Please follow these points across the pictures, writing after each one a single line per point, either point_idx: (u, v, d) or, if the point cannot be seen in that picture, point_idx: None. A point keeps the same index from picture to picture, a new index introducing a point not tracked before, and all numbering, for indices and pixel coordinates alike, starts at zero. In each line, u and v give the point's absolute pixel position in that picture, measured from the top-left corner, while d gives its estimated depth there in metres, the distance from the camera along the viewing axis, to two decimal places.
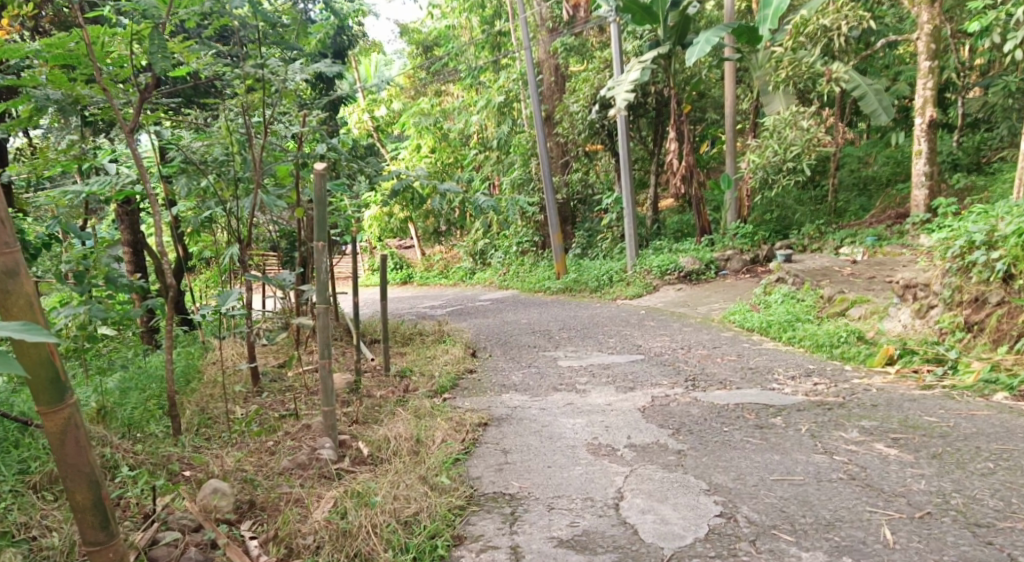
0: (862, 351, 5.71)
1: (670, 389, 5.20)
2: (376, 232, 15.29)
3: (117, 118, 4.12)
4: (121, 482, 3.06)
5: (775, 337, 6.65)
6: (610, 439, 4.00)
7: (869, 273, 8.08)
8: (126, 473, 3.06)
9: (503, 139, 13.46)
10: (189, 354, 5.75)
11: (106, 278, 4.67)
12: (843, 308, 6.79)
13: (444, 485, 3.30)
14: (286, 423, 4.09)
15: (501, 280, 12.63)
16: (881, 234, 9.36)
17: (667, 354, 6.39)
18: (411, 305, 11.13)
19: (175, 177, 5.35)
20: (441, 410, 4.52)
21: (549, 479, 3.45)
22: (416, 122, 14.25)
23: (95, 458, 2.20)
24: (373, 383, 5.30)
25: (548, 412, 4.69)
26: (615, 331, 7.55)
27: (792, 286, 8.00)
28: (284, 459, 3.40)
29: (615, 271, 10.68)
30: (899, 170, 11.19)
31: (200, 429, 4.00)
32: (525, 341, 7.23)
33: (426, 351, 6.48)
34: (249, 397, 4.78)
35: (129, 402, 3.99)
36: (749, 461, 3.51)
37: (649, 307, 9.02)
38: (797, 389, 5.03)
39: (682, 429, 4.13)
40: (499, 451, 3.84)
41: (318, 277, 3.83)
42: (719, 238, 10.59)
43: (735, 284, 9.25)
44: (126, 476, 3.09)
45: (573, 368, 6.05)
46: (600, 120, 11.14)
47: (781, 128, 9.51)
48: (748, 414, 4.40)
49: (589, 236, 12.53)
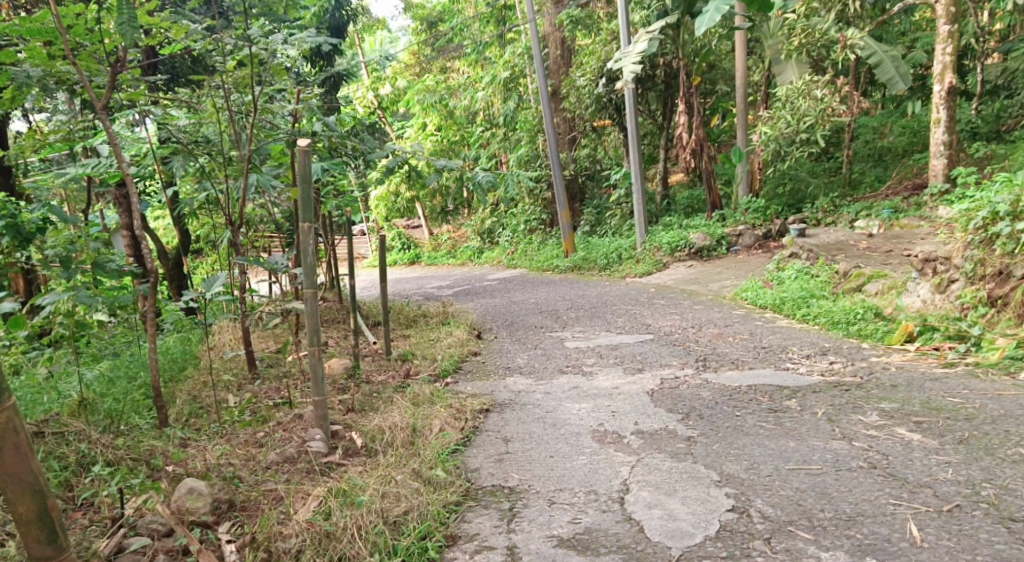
0: (879, 328, 5.49)
1: (680, 371, 5.01)
2: (383, 211, 15.22)
3: (90, 96, 3.92)
4: (95, 481, 2.93)
5: (789, 315, 6.44)
6: (617, 426, 3.82)
7: (887, 247, 7.82)
8: (98, 471, 2.94)
9: (509, 116, 13.15)
10: (185, 340, 5.60)
11: (93, 263, 4.50)
12: (859, 284, 6.54)
13: (439, 480, 3.14)
14: (279, 412, 3.94)
15: (510, 260, 12.42)
16: (898, 206, 9.08)
17: (677, 333, 6.19)
18: (418, 285, 10.98)
19: (169, 158, 5.18)
20: (441, 396, 4.34)
21: (551, 470, 3.28)
22: (421, 99, 14.06)
23: (37, 466, 2.10)
24: (372, 368, 5.14)
25: (553, 396, 4.51)
26: (623, 310, 7.35)
27: (807, 261, 7.75)
28: (271, 452, 3.24)
29: (624, 248, 10.44)
30: (916, 140, 10.85)
31: (190, 420, 3.87)
32: (531, 321, 7.03)
33: (429, 333, 6.29)
34: (243, 384, 4.61)
35: (114, 393, 3.84)
36: (764, 448, 3.32)
37: (658, 285, 8.80)
38: (812, 369, 4.83)
39: (692, 414, 3.94)
40: (500, 439, 3.67)
41: (304, 259, 3.64)
42: (730, 213, 10.34)
43: (747, 260, 9.01)
44: (100, 474, 2.96)
45: (579, 349, 5.87)
46: (607, 94, 10.90)
47: (793, 98, 9.22)
48: (761, 397, 4.20)
49: (598, 212, 12.20)
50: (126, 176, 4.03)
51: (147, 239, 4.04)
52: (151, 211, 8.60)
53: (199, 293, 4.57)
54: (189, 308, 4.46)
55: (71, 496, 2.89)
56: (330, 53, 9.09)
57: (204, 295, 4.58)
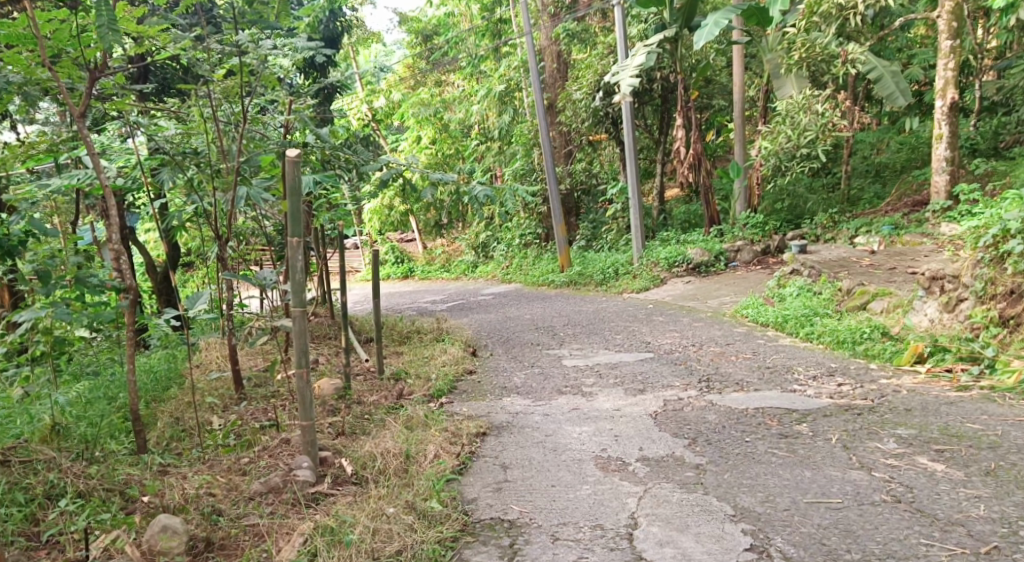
0: (887, 348, 5.34)
1: (683, 392, 4.82)
2: (376, 225, 15.14)
3: (65, 101, 3.73)
4: (61, 515, 2.74)
5: (792, 334, 6.27)
6: (621, 451, 3.64)
7: (890, 264, 7.69)
8: (66, 504, 2.76)
9: (504, 129, 13.00)
10: (170, 357, 5.40)
11: (74, 278, 4.31)
12: (863, 302, 6.38)
13: (435, 513, 2.95)
14: (265, 436, 3.75)
15: (504, 274, 12.23)
16: (898, 223, 8.96)
17: (678, 351, 6.01)
18: (412, 300, 10.81)
19: (157, 170, 5.01)
20: (436, 418, 4.15)
21: (553, 501, 3.09)
22: (416, 113, 13.93)
23: None
24: (364, 388, 4.94)
25: (552, 419, 4.32)
26: (621, 326, 7.18)
27: (808, 278, 7.60)
28: (255, 482, 3.04)
29: (620, 263, 10.29)
30: (915, 156, 10.73)
31: (170, 444, 3.69)
32: (527, 338, 6.85)
33: (424, 350, 6.11)
34: (229, 405, 4.41)
35: (93, 416, 3.66)
36: (779, 479, 3.14)
37: (656, 301, 8.63)
38: (820, 391, 4.66)
39: (699, 439, 3.76)
40: (498, 466, 3.48)
41: (293, 276, 3.45)
42: (728, 228, 10.19)
43: (747, 276, 8.85)
44: (67, 507, 2.77)
45: (578, 368, 5.68)
46: (604, 108, 10.77)
47: (793, 112, 9.08)
48: (770, 421, 4.03)
49: (594, 227, 12.04)
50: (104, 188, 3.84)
51: (124, 252, 3.87)
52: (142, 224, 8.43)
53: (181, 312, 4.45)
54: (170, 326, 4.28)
55: (36, 531, 2.71)
56: (324, 63, 8.92)
57: (188, 314, 4.46)
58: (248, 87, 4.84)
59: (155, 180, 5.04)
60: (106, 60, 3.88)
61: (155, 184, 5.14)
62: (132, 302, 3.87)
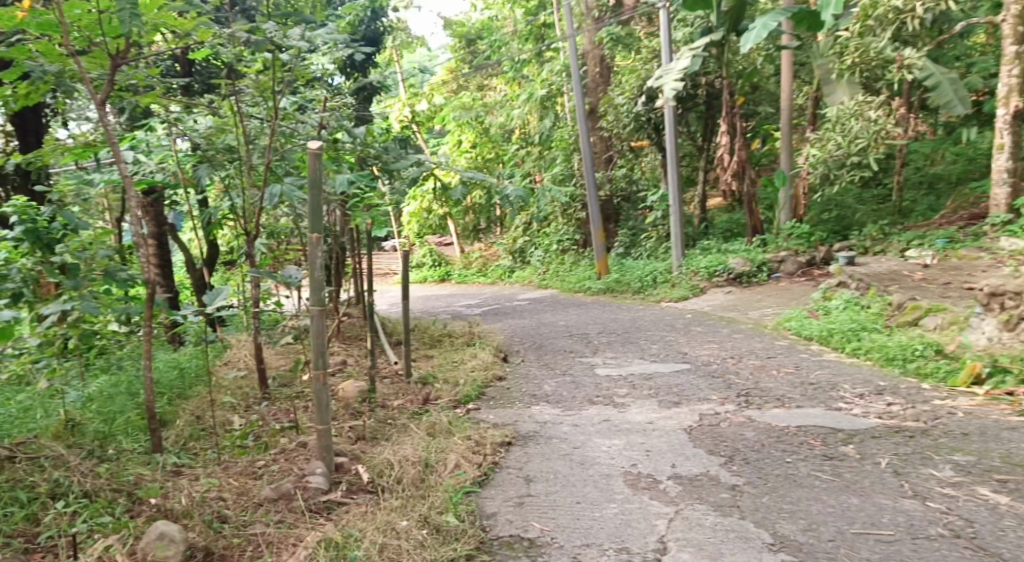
0: (941, 367, 5.06)
1: (720, 407, 4.59)
2: (415, 228, 15.21)
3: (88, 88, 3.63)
4: (59, 519, 2.64)
5: (838, 349, 5.98)
6: (652, 468, 3.44)
7: (944, 278, 7.34)
8: (64, 505, 2.66)
9: (545, 134, 12.82)
10: (197, 352, 5.33)
11: (103, 271, 4.24)
12: (915, 317, 6.07)
13: (450, 528, 2.80)
14: (283, 439, 3.63)
15: (541, 280, 12.04)
16: (954, 236, 8.61)
17: (716, 363, 5.78)
18: (447, 304, 10.69)
19: (195, 165, 4.98)
20: (461, 426, 3.99)
21: (577, 519, 2.90)
22: (457, 116, 13.82)
23: None
24: (391, 391, 4.81)
25: (582, 430, 4.13)
26: (658, 336, 6.95)
27: (856, 291, 7.29)
28: (265, 487, 2.92)
29: (659, 271, 10.05)
30: (972, 167, 10.30)
31: (188, 444, 3.60)
32: (561, 345, 6.67)
33: (454, 355, 5.97)
34: (251, 405, 4.31)
35: (113, 411, 3.59)
36: (823, 505, 2.91)
37: (695, 311, 8.36)
38: (868, 411, 4.40)
39: (736, 457, 3.55)
40: (521, 479, 3.30)
41: (314, 275, 3.31)
42: (772, 238, 9.87)
43: (790, 288, 8.55)
44: (63, 510, 2.66)
45: (610, 377, 5.48)
46: (646, 113, 10.52)
47: (844, 119, 8.73)
48: (814, 441, 3.80)
49: (633, 234, 11.80)
50: (128, 179, 3.75)
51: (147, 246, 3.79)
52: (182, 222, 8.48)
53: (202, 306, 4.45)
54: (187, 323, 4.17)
55: (33, 533, 2.61)
56: (363, 62, 8.83)
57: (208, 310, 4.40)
58: (282, 81, 4.81)
59: (189, 175, 4.99)
60: (129, 47, 3.77)
61: (191, 179, 5.09)
62: (151, 297, 3.77)
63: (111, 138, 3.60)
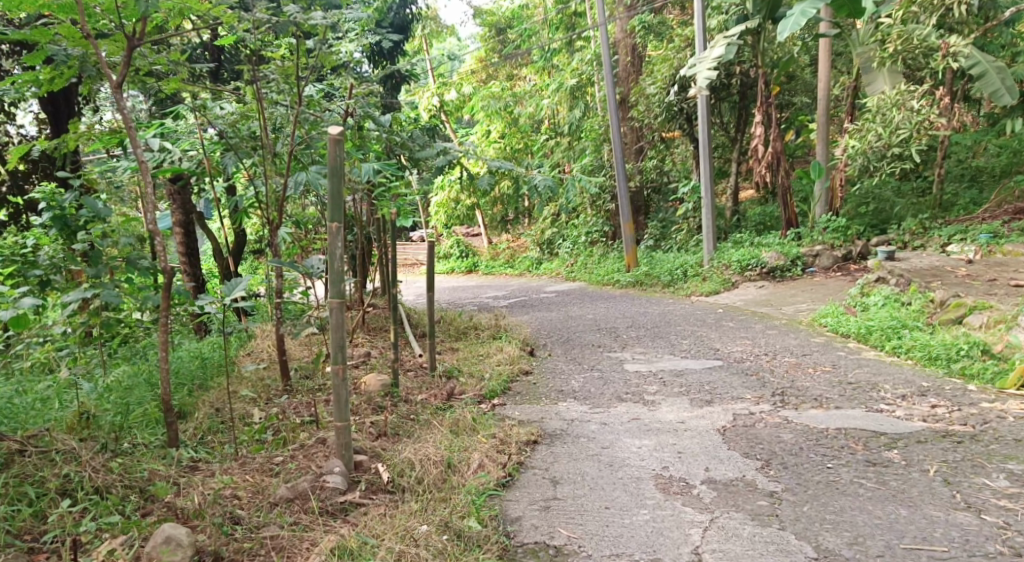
0: (988, 368, 4.83)
1: (754, 406, 4.41)
2: (442, 218, 15.16)
3: (104, 73, 3.52)
4: (64, 519, 2.57)
5: (877, 347, 5.76)
6: (684, 471, 3.28)
7: (989, 275, 7.06)
8: (69, 505, 2.58)
9: (574, 125, 12.61)
10: (220, 342, 5.26)
11: (124, 259, 4.15)
12: (959, 315, 5.82)
13: (471, 534, 2.69)
14: (303, 434, 3.53)
15: (569, 272, 11.88)
16: (998, 231, 8.34)
17: (749, 360, 5.58)
18: (474, 295, 10.57)
19: (220, 153, 4.90)
20: (485, 423, 3.86)
21: (606, 526, 2.78)
22: (486, 105, 13.64)
23: None
24: (414, 385, 4.69)
25: (610, 429, 3.98)
26: (688, 331, 6.75)
27: (896, 287, 7.02)
28: (282, 485, 2.83)
29: (689, 264, 9.82)
30: (1017, 159, 9.91)
31: (206, 437, 3.52)
32: (589, 339, 6.51)
33: (479, 348, 5.83)
34: (273, 397, 4.23)
35: (132, 403, 3.51)
36: (868, 515, 2.76)
37: (727, 305, 8.15)
38: (911, 413, 4.19)
39: (773, 461, 3.38)
40: (547, 481, 3.18)
41: (334, 265, 3.20)
42: (806, 231, 9.59)
43: (826, 283, 8.29)
44: (67, 510, 2.59)
45: (640, 374, 5.31)
46: (679, 103, 10.32)
47: (885, 109, 8.45)
48: (855, 445, 3.61)
49: (663, 227, 11.56)
50: (144, 167, 3.64)
51: (162, 234, 3.68)
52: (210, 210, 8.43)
53: (220, 298, 4.08)
54: (206, 314, 4.06)
55: (36, 534, 2.55)
56: (392, 50, 8.69)
57: (224, 301, 4.09)
58: (307, 67, 4.68)
59: (213, 163, 4.91)
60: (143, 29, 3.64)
61: (217, 167, 5.01)
62: (167, 286, 3.67)
63: (127, 126, 3.52)
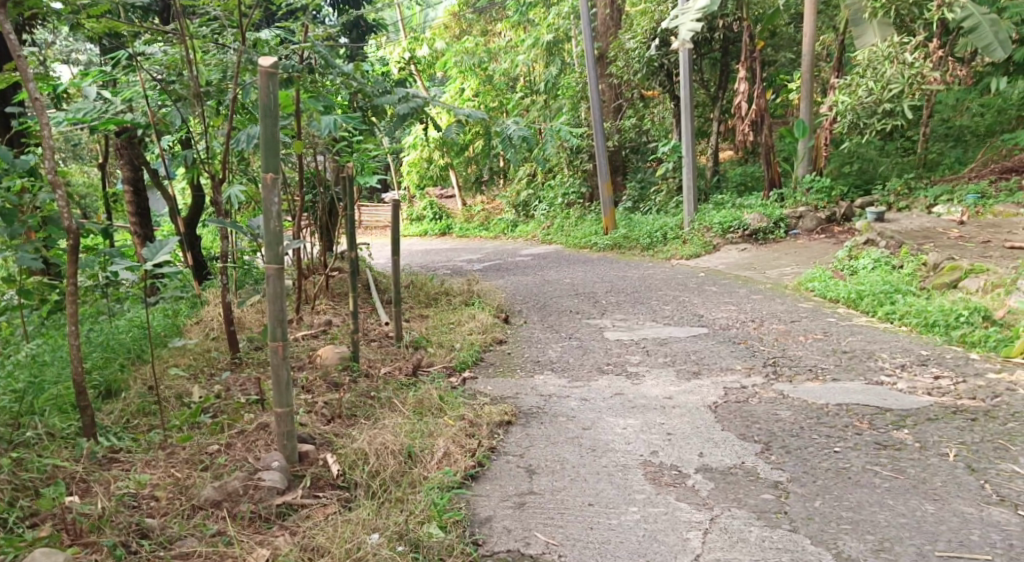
0: (991, 335, 4.52)
1: (746, 379, 4.05)
2: (415, 177, 14.67)
3: None
4: None
5: (868, 312, 5.43)
6: (675, 457, 2.95)
7: (982, 236, 6.76)
8: None
9: (551, 82, 12.07)
10: (167, 311, 4.78)
11: (44, 218, 3.55)
12: (953, 279, 5.48)
13: (432, 544, 2.40)
14: (246, 416, 3.11)
15: (545, 234, 11.45)
16: (985, 191, 8.06)
17: (735, 328, 5.23)
18: (448, 258, 10.15)
19: (168, 105, 4.27)
20: (453, 401, 3.46)
21: (590, 530, 2.51)
22: (459, 62, 13.02)
23: None
24: (378, 357, 4.27)
25: (591, 406, 3.61)
26: (670, 296, 6.39)
27: (886, 249, 6.68)
28: (209, 486, 2.52)
29: (670, 227, 9.44)
30: (1002, 117, 9.54)
31: (134, 421, 3.10)
32: (566, 305, 6.12)
33: (450, 316, 5.41)
34: (217, 372, 3.78)
35: (45, 388, 3.07)
36: (890, 513, 2.53)
37: (709, 269, 7.78)
38: (914, 385, 3.87)
39: (774, 444, 3.03)
40: (522, 470, 2.87)
41: (267, 225, 2.72)
42: (789, 192, 9.15)
43: (810, 246, 7.97)
44: None
45: (621, 343, 4.93)
46: (660, 58, 9.88)
47: (876, 63, 8.07)
48: (860, 422, 3.28)
49: (642, 187, 11.15)
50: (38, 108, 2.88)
51: (65, 188, 2.88)
52: (184, 190, 8.02)
53: (139, 263, 3.38)
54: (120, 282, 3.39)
55: None
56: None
57: (147, 269, 3.39)
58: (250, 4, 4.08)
59: (161, 116, 4.27)
60: None
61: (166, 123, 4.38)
62: (72, 250, 2.92)
63: (12, 51, 2.76)
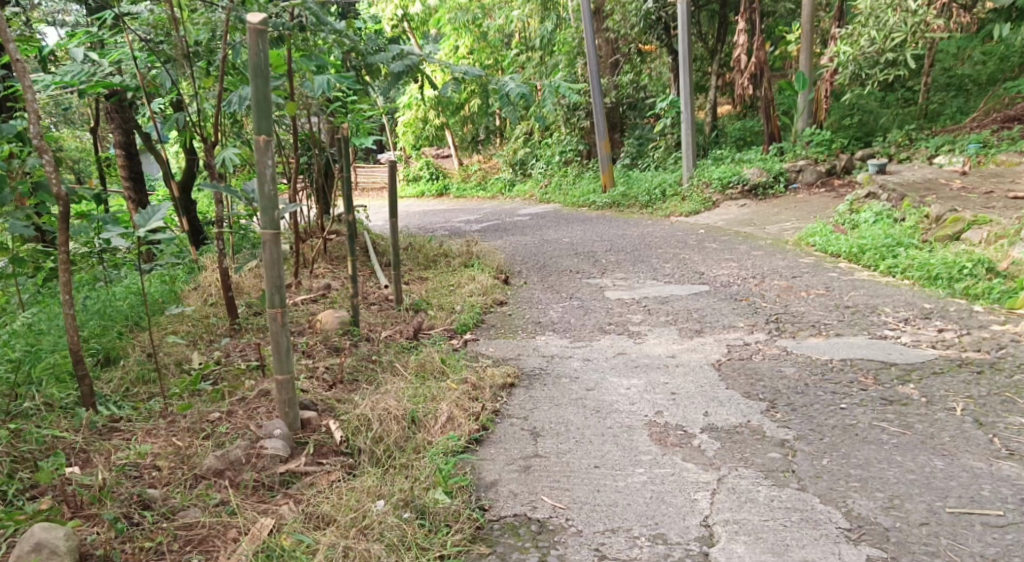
0: (994, 287, 4.48)
1: (749, 336, 4.03)
2: (410, 138, 14.50)
3: None
4: None
5: (870, 266, 5.39)
6: (681, 416, 2.93)
7: (984, 187, 6.69)
8: None
9: (546, 38, 11.86)
10: (163, 277, 4.73)
11: (32, 184, 3.47)
12: (956, 231, 5.42)
13: (438, 510, 2.38)
14: (247, 384, 3.08)
15: (542, 193, 11.35)
16: (987, 141, 7.96)
17: (737, 285, 5.19)
18: (445, 219, 10.07)
19: (157, 66, 4.16)
20: (455, 363, 3.43)
21: (597, 493, 2.49)
22: (452, 18, 12.79)
23: None
24: (378, 320, 4.23)
25: (594, 366, 3.58)
26: (671, 254, 6.34)
27: (888, 202, 6.62)
28: (212, 455, 2.50)
29: (668, 183, 9.35)
30: (1005, 65, 9.38)
31: (133, 390, 3.07)
32: (565, 265, 6.07)
33: (449, 277, 5.35)
34: (216, 339, 3.74)
35: (41, 356, 3.03)
36: (899, 469, 2.52)
37: (708, 226, 7.72)
38: (919, 339, 3.85)
39: (779, 401, 3.01)
40: (527, 433, 2.85)
41: (261, 189, 2.65)
42: (789, 145, 9.05)
43: (810, 200, 7.90)
44: None
45: (622, 302, 4.90)
46: (657, 11, 9.79)
47: (878, 11, 7.92)
48: (864, 378, 3.26)
49: (640, 144, 11.03)
50: (21, 72, 2.79)
51: (52, 153, 2.81)
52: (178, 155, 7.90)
53: (133, 229, 3.32)
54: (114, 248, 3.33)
55: None
56: None
57: (140, 235, 3.32)
58: None
59: (150, 78, 4.17)
60: None
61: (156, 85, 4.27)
62: (62, 217, 2.86)
63: None
